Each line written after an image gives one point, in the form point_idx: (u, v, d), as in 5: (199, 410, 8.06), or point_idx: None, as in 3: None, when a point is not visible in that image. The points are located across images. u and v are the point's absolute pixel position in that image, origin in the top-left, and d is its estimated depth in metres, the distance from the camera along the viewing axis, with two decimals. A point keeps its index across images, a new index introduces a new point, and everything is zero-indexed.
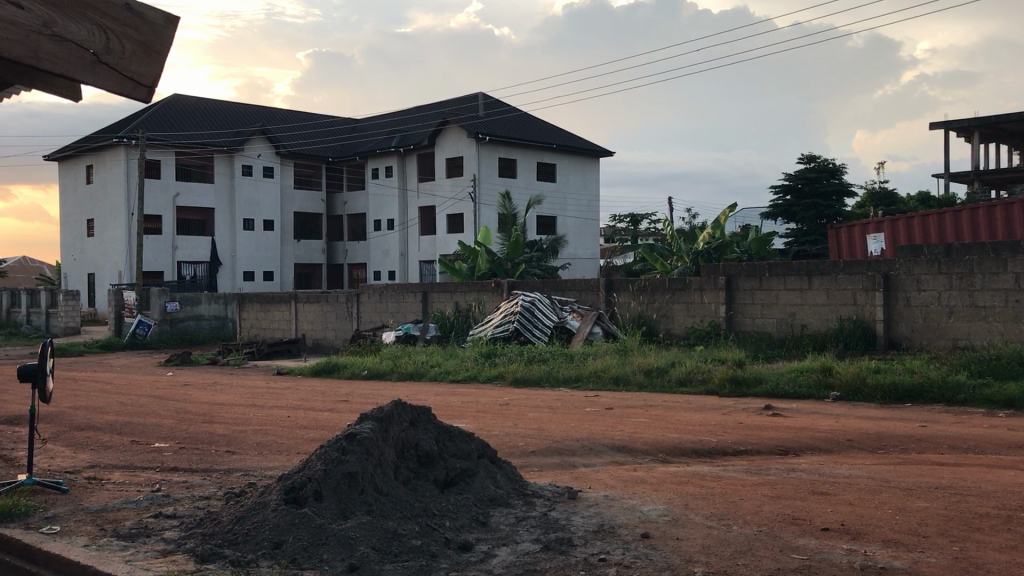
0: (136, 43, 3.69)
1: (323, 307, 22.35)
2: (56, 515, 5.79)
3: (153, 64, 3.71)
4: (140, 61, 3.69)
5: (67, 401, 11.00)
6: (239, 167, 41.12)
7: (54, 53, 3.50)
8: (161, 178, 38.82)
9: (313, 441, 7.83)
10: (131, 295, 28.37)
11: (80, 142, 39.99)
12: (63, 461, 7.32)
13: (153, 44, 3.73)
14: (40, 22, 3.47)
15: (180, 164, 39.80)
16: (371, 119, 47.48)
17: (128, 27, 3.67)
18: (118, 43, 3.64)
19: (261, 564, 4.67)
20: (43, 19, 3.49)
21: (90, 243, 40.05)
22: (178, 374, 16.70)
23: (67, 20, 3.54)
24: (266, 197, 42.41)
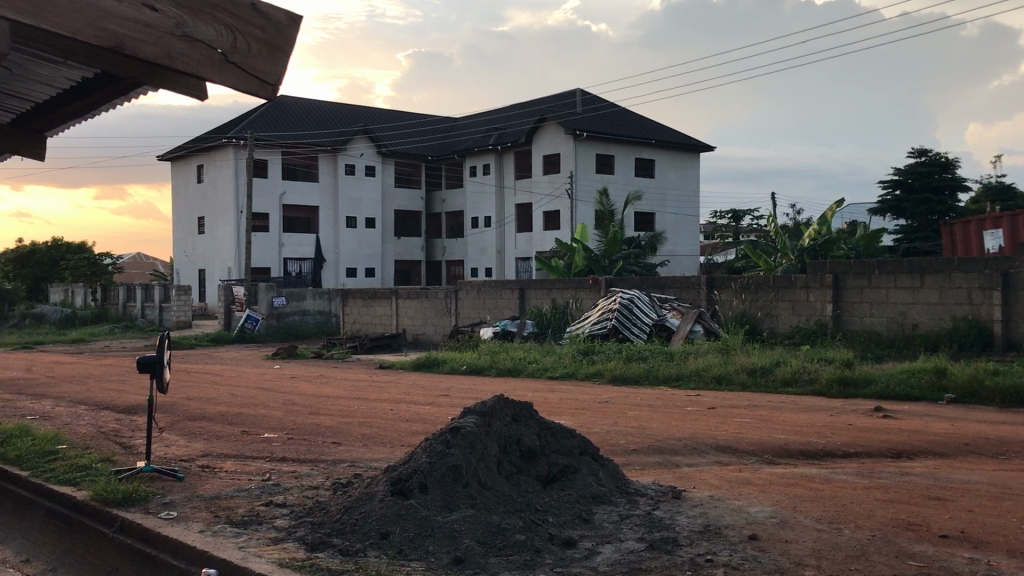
0: (260, 42, 3.84)
1: (422, 303, 22.60)
2: (173, 501, 6.02)
3: (276, 59, 3.85)
4: (264, 58, 3.84)
5: (180, 391, 11.42)
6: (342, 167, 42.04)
7: (184, 52, 3.71)
8: (268, 177, 39.96)
9: (419, 434, 7.93)
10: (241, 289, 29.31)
11: (191, 143, 41.51)
12: (179, 449, 7.60)
13: (277, 43, 3.88)
14: (173, 24, 3.70)
15: (285, 163, 40.94)
16: (468, 116, 47.84)
17: (252, 27, 3.84)
18: (243, 42, 3.82)
19: (369, 554, 4.74)
20: (176, 21, 3.71)
21: (199, 240, 41.54)
22: (282, 366, 17.06)
23: (198, 23, 3.75)
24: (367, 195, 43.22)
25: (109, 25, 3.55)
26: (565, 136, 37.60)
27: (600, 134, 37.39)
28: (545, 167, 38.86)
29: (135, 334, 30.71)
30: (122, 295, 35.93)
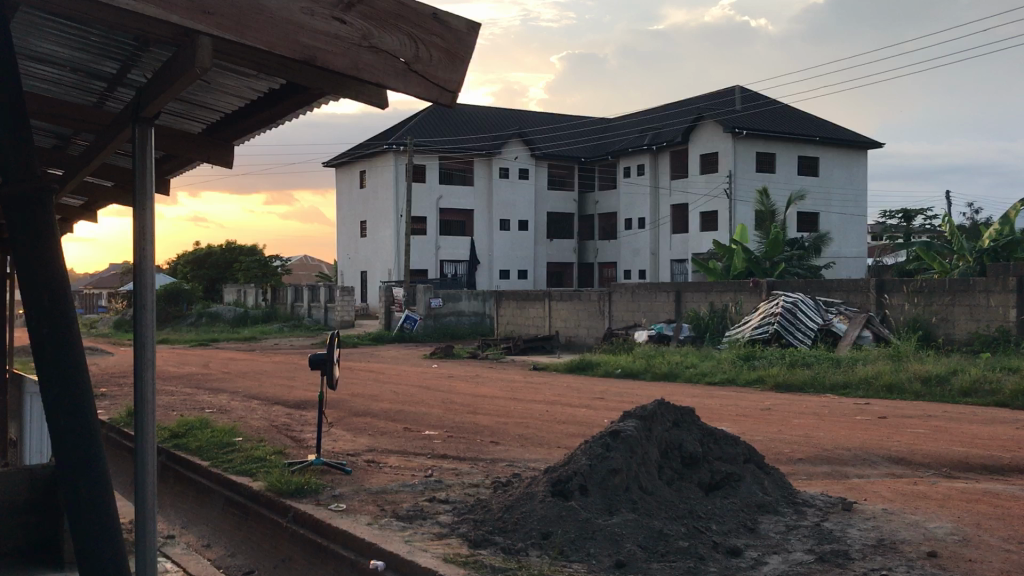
0: (445, 52, 2.97)
1: (576, 306, 22.67)
2: (342, 493, 6.27)
3: (464, 71, 2.98)
4: (451, 71, 2.98)
5: (346, 388, 11.89)
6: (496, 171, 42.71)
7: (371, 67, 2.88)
8: (425, 182, 41.09)
9: (577, 436, 7.94)
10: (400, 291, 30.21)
11: (353, 150, 43.23)
12: (346, 444, 7.91)
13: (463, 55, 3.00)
14: (358, 35, 2.86)
15: (443, 167, 41.99)
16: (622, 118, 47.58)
17: (435, 36, 2.96)
18: (428, 52, 2.95)
19: (531, 554, 4.78)
20: (361, 31, 2.87)
21: (362, 243, 43.22)
22: (440, 366, 17.51)
23: (384, 32, 2.90)
24: (521, 198, 43.71)
25: (300, 41, 2.77)
26: (723, 134, 36.88)
27: (759, 132, 36.45)
28: (702, 166, 38.22)
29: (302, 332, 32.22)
30: (291, 295, 37.84)
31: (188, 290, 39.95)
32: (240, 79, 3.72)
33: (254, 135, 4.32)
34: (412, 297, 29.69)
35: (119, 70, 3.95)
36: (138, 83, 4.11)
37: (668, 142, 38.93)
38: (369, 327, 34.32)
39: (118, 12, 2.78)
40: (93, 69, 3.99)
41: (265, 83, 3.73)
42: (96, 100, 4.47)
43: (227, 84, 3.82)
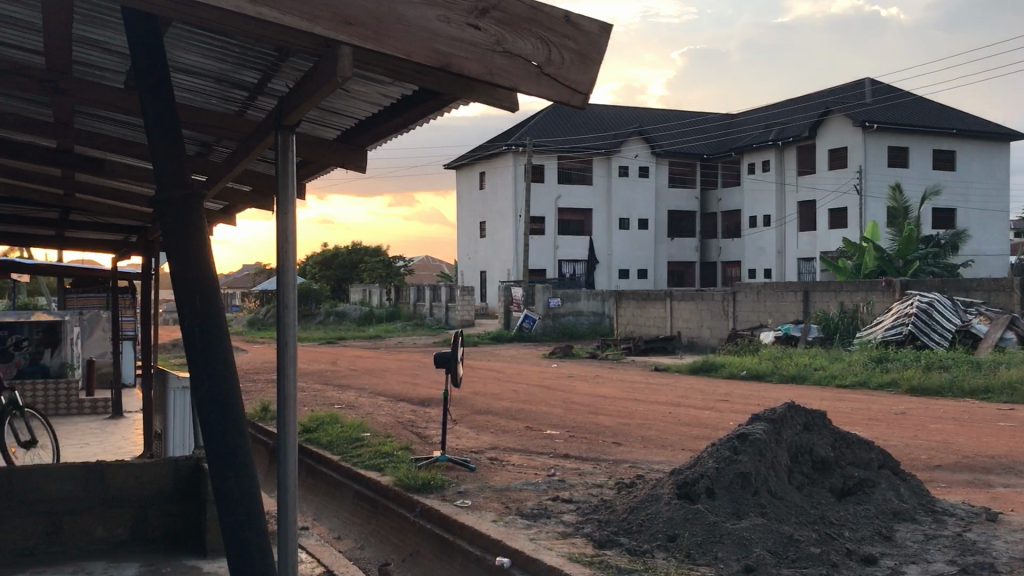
0: (577, 54, 2.98)
1: (698, 306, 22.33)
2: (467, 490, 6.37)
3: (595, 72, 2.99)
4: (582, 71, 2.99)
5: (469, 387, 12.09)
6: (616, 169, 42.51)
7: (505, 72, 2.93)
8: (545, 182, 41.30)
9: (701, 438, 7.84)
10: (519, 290, 30.43)
11: (473, 151, 43.82)
12: (469, 441, 8.04)
13: (594, 55, 3.00)
14: (493, 40, 2.91)
15: (562, 167, 42.10)
16: (745, 114, 46.64)
17: (567, 38, 2.98)
18: (560, 54, 2.97)
19: (657, 555, 4.75)
20: (495, 37, 2.92)
21: (482, 243, 43.81)
22: (561, 366, 17.55)
23: (518, 37, 2.94)
24: (642, 197, 43.40)
25: (436, 48, 2.84)
26: (852, 128, 35.69)
27: (891, 125, 35.09)
28: (830, 162, 37.08)
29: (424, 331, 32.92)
30: (414, 295, 38.84)
31: (316, 290, 41.50)
32: (375, 85, 3.82)
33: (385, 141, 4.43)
34: (531, 297, 29.89)
35: (261, 79, 4.11)
36: (278, 92, 4.27)
37: (794, 137, 37.93)
38: (489, 326, 34.72)
39: (267, 25, 2.89)
40: (236, 78, 4.16)
41: (398, 88, 3.84)
42: (237, 109, 4.67)
43: (361, 91, 3.93)
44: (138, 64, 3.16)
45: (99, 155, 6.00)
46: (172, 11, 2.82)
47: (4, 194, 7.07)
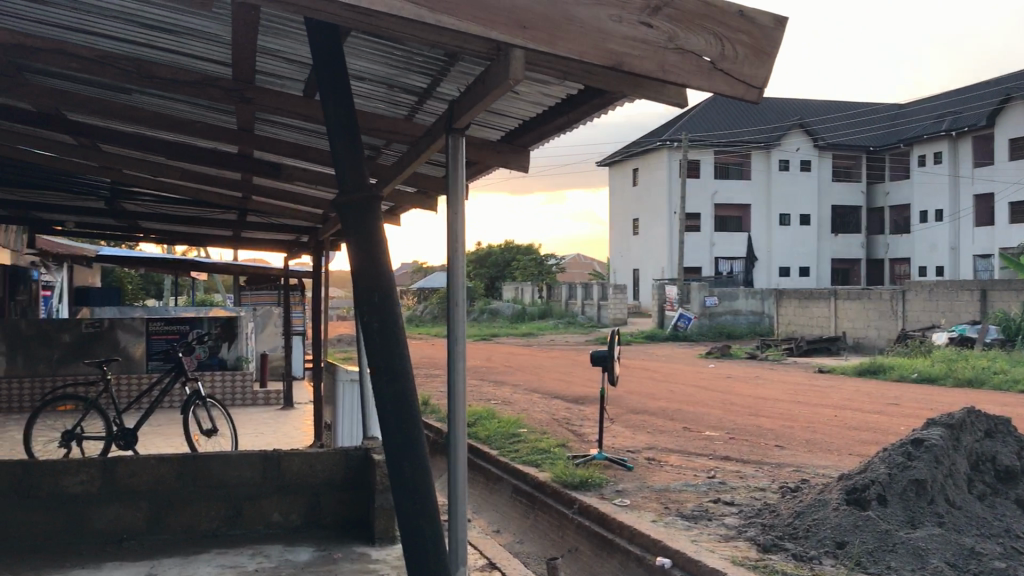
0: (751, 47, 2.93)
1: (865, 305, 21.43)
2: (626, 489, 6.38)
3: (771, 66, 2.93)
4: (756, 64, 2.94)
5: (626, 386, 12.05)
6: (776, 163, 41.29)
7: (678, 68, 2.91)
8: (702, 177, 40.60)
9: (871, 444, 7.54)
10: (673, 289, 30.13)
11: (626, 148, 43.59)
12: (626, 440, 8.02)
13: (769, 48, 2.94)
14: (665, 37, 2.89)
15: (719, 162, 41.26)
16: (915, 104, 44.42)
17: (740, 31, 2.93)
18: (734, 48, 2.93)
19: (825, 562, 4.59)
20: (668, 34, 2.90)
21: (635, 241, 43.59)
22: (719, 366, 17.24)
23: (690, 33, 2.92)
24: (803, 191, 41.98)
25: (608, 47, 2.85)
26: None
27: None
28: (1010, 151, 34.77)
29: (577, 329, 33.13)
30: (566, 293, 39.13)
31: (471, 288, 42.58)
32: (541, 87, 3.86)
33: (549, 141, 4.47)
34: (686, 295, 29.59)
35: (429, 83, 4.23)
36: (445, 95, 4.38)
37: (970, 125, 35.81)
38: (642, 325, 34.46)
39: (442, 30, 2.98)
40: (404, 83, 4.30)
41: (563, 88, 3.87)
42: (405, 113, 4.82)
43: (526, 93, 3.97)
44: (322, 72, 3.33)
45: (276, 160, 6.34)
46: (353, 22, 2.95)
47: (191, 198, 7.58)
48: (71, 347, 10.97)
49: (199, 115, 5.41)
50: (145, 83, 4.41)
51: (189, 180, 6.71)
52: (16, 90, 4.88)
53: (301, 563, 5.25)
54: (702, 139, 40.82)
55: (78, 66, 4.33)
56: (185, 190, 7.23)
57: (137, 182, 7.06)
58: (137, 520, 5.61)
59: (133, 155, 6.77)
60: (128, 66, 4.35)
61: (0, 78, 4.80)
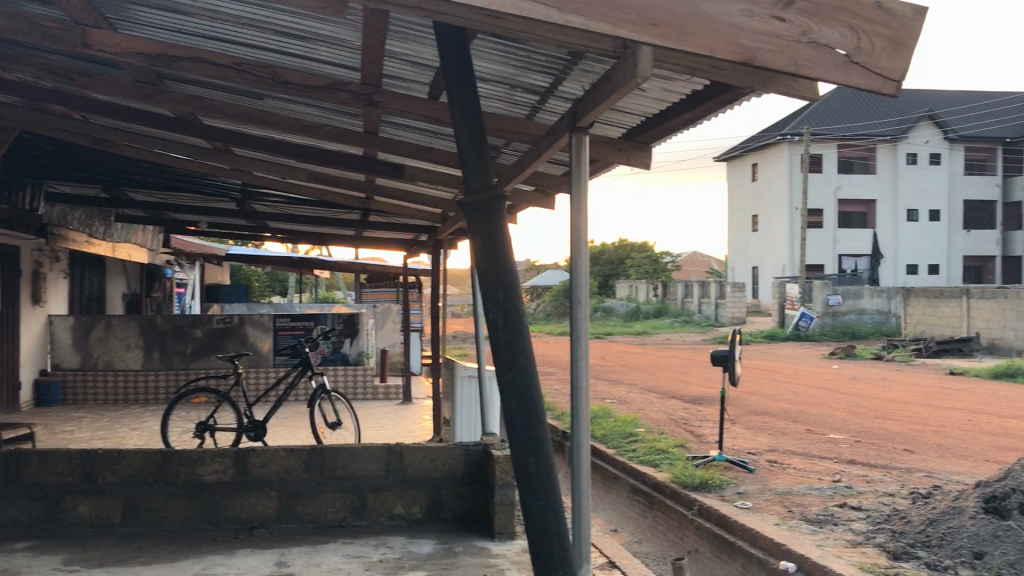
0: (887, 39, 2.85)
1: (1001, 304, 20.41)
2: (747, 491, 6.28)
3: (910, 58, 2.84)
4: (893, 57, 2.85)
5: (745, 386, 11.84)
6: (903, 156, 39.70)
7: (812, 62, 2.83)
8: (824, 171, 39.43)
9: (1008, 450, 7.19)
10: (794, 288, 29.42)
11: (745, 143, 42.67)
12: (746, 442, 7.88)
13: (906, 39, 2.84)
14: (798, 31, 2.83)
15: (843, 156, 39.93)
16: None
17: (876, 24, 2.85)
18: (869, 40, 2.84)
19: (960, 572, 4.40)
20: (801, 28, 2.84)
21: (754, 237, 42.75)
22: (843, 367, 16.74)
23: (824, 26, 2.84)
24: (931, 186, 40.25)
25: (739, 42, 2.81)
26: None
27: None
28: None
29: (693, 328, 32.74)
30: (682, 291, 38.68)
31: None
32: (665, 84, 3.83)
33: (673, 136, 4.43)
34: (808, 294, 28.83)
35: (552, 82, 4.25)
36: (568, 94, 4.39)
37: None
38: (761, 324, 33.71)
39: (567, 29, 2.99)
40: (526, 82, 4.33)
41: (688, 84, 3.82)
42: (527, 113, 4.86)
43: (650, 89, 3.94)
44: (450, 75, 3.40)
45: (398, 160, 6.48)
46: (479, 24, 2.99)
47: (316, 198, 7.83)
48: (203, 342, 11.56)
49: (326, 118, 5.59)
50: (280, 88, 4.53)
51: (315, 181, 6.93)
52: (157, 97, 5.15)
53: (424, 555, 5.36)
54: (824, 133, 39.61)
55: (217, 73, 4.49)
56: (311, 191, 7.48)
57: (266, 183, 7.35)
58: (268, 509, 5.84)
59: (262, 157, 7.04)
60: (264, 73, 4.48)
61: (144, 87, 5.07)
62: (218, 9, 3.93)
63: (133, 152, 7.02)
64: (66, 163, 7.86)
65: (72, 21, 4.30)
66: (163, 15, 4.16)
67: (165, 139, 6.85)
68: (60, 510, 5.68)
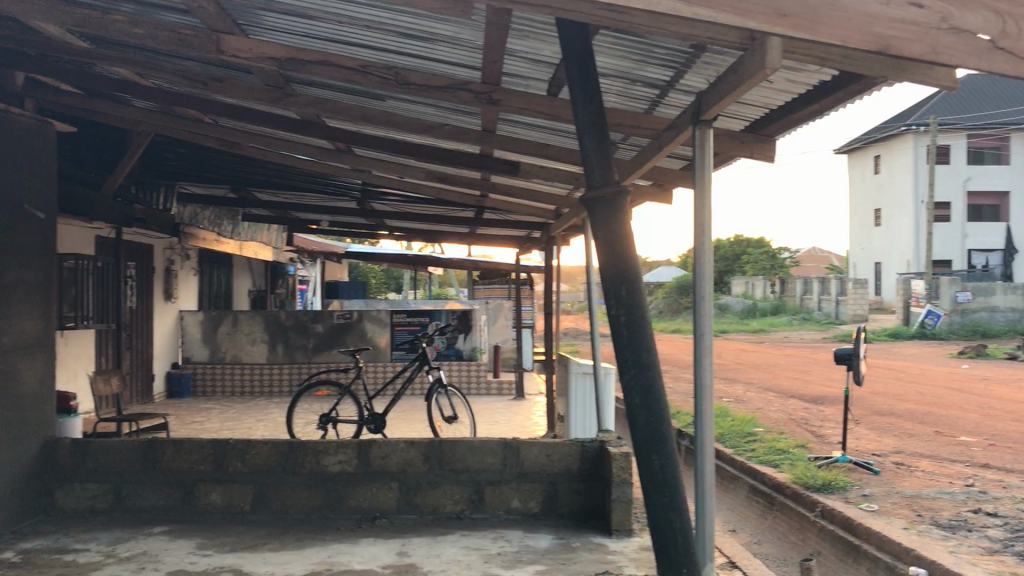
0: None
1: None
2: (872, 494, 6.10)
3: None
4: None
5: (870, 385, 11.46)
6: None
7: (953, 48, 2.73)
8: (952, 163, 37.76)
9: None
10: (921, 284, 28.33)
11: (866, 134, 41.23)
12: (871, 443, 7.64)
13: None
14: (938, 17, 2.73)
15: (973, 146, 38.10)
16: None
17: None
18: (1014, 24, 2.72)
19: None
20: (941, 14, 2.74)
21: (876, 232, 41.36)
22: (975, 366, 15.99)
23: (966, 11, 2.73)
24: None
25: (875, 31, 2.73)
26: None
27: None
28: None
29: (811, 326, 31.90)
30: (801, 288, 37.76)
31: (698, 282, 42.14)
32: (792, 75, 3.75)
33: (799, 128, 4.32)
34: (935, 290, 27.70)
35: (672, 75, 4.21)
36: (689, 87, 4.34)
37: None
38: (883, 322, 32.58)
39: (694, 22, 2.97)
40: (646, 76, 4.30)
41: (816, 74, 3.73)
42: (646, 107, 4.82)
43: (775, 81, 3.87)
44: (571, 71, 3.39)
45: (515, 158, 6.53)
46: (604, 20, 2.99)
47: (434, 197, 7.97)
48: (323, 337, 11.93)
49: (445, 117, 5.67)
50: (402, 89, 4.64)
51: (433, 180, 7.06)
52: (285, 100, 5.33)
53: (542, 549, 5.39)
54: (952, 122, 37.90)
55: (343, 76, 4.63)
56: (429, 190, 7.61)
57: (385, 183, 7.53)
58: (389, 500, 5.99)
59: (382, 157, 7.20)
60: (387, 74, 4.59)
61: (273, 91, 5.27)
62: (345, 13, 4.05)
63: (260, 154, 7.29)
64: (197, 165, 8.22)
65: (208, 28, 4.49)
66: (293, 21, 4.31)
67: (290, 140, 7.08)
68: (194, 496, 5.96)
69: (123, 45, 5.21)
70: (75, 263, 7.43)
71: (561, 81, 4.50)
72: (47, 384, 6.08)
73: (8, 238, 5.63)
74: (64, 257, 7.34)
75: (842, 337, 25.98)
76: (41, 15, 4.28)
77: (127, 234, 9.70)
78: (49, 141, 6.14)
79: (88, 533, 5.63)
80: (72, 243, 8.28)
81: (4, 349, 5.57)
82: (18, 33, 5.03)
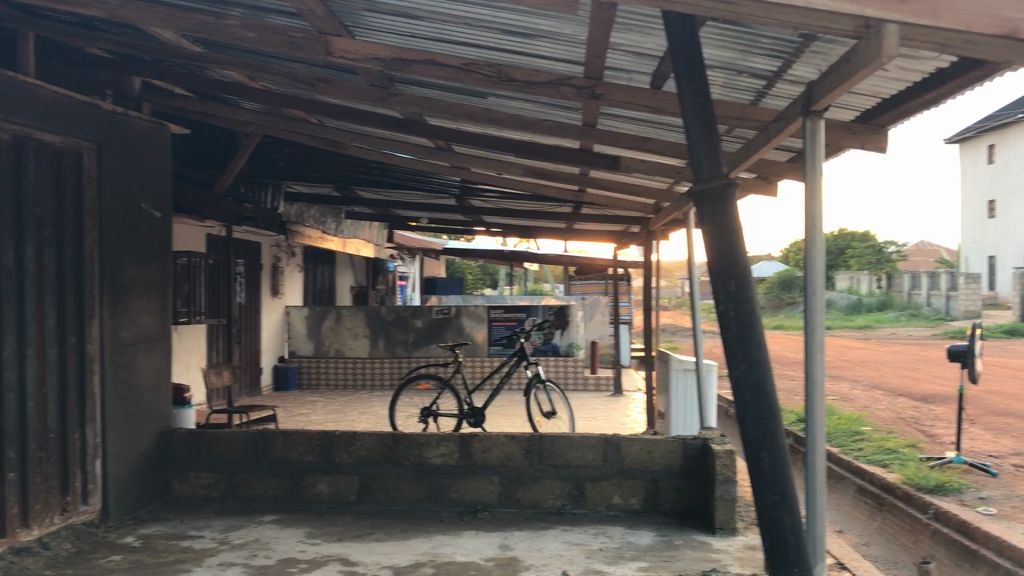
0: None
1: None
2: (990, 497, 5.89)
3: None
4: None
5: (985, 385, 11.01)
6: None
7: None
8: None
9: None
10: None
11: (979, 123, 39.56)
12: (988, 444, 7.35)
13: None
14: None
15: None
16: None
17: None
18: None
19: None
20: None
21: (990, 225, 39.66)
22: None
23: None
24: None
25: None
26: None
27: None
28: None
29: (922, 322, 30.84)
30: (908, 283, 36.51)
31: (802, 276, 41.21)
32: (909, 63, 3.62)
33: (914, 117, 4.18)
34: None
35: (780, 66, 4.12)
36: (797, 78, 4.25)
37: None
38: (998, 318, 31.25)
39: (807, 11, 2.91)
40: (753, 67, 4.22)
41: (934, 62, 3.60)
42: (752, 99, 4.73)
43: (890, 70, 3.75)
44: (678, 64, 3.36)
45: (615, 153, 6.49)
46: (714, 11, 2.96)
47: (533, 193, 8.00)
48: (422, 332, 12.12)
49: (546, 114, 5.68)
50: (505, 86, 4.69)
51: (532, 176, 7.09)
52: (389, 100, 5.42)
53: (644, 546, 5.36)
54: None
55: (446, 74, 4.69)
56: (527, 186, 7.64)
57: (485, 180, 7.60)
58: (490, 493, 6.04)
59: (482, 154, 7.27)
60: (490, 72, 4.64)
61: (378, 91, 5.38)
62: (450, 12, 4.10)
63: (362, 153, 7.43)
64: (303, 164, 8.44)
65: (316, 30, 4.61)
66: (398, 21, 4.38)
67: (393, 139, 7.21)
68: (302, 487, 6.12)
69: (235, 49, 5.40)
70: (188, 260, 7.74)
71: (665, 73, 4.48)
72: (164, 376, 6.35)
73: (129, 237, 5.89)
74: (178, 254, 7.66)
75: (955, 333, 25.04)
76: (159, 22, 4.45)
77: (236, 232, 10.04)
78: (166, 143, 6.38)
79: (203, 520, 5.85)
80: (186, 242, 8.61)
81: (125, 342, 5.83)
82: (138, 40, 5.25)
